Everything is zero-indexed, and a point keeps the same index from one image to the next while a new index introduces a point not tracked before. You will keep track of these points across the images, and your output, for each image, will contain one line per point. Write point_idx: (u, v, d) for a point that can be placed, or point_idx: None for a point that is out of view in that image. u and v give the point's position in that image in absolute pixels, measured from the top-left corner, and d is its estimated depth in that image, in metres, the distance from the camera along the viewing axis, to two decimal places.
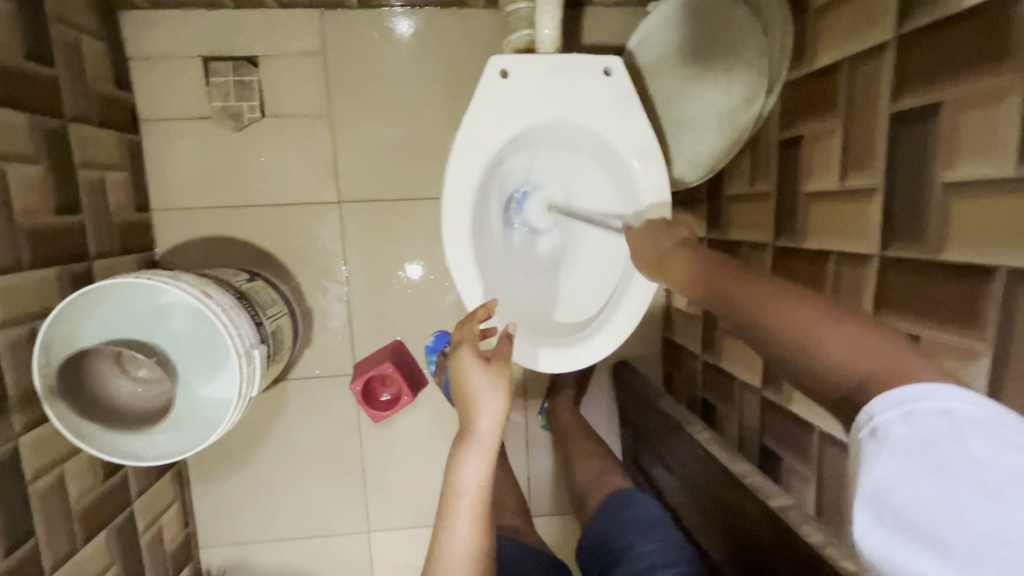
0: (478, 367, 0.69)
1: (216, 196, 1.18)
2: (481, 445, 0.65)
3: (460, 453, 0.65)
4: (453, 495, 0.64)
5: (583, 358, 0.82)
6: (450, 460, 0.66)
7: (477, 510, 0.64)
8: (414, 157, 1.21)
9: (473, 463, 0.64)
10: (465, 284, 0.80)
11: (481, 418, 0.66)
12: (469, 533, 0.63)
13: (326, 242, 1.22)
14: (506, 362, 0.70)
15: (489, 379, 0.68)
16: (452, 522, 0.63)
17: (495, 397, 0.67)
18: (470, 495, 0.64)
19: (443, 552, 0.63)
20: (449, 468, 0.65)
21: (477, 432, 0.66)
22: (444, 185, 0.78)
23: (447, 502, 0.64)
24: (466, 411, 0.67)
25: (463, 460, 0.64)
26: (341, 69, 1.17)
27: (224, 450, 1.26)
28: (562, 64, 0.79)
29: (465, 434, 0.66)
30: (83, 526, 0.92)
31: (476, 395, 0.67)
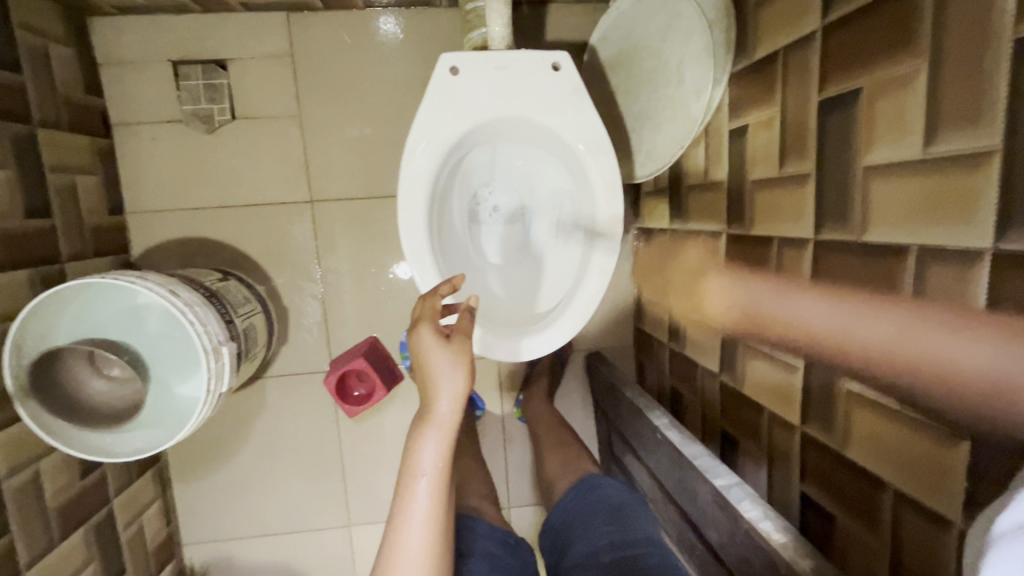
0: (437, 344, 0.71)
1: (189, 198, 1.20)
2: (440, 425, 0.67)
3: (419, 434, 0.67)
4: (412, 474, 0.66)
5: (542, 346, 0.84)
6: (409, 442, 0.68)
7: (435, 488, 0.66)
8: (386, 157, 1.23)
9: (431, 443, 0.67)
10: (423, 276, 0.82)
11: (440, 395, 0.68)
12: (427, 511, 0.65)
13: (300, 241, 1.23)
14: (465, 337, 0.71)
15: (449, 357, 0.70)
16: (411, 499, 0.65)
17: (454, 374, 0.69)
18: (429, 474, 0.66)
19: (402, 530, 0.64)
20: (409, 449, 0.67)
21: (437, 412, 0.68)
22: (399, 178, 0.81)
23: (408, 481, 0.66)
24: (425, 392, 0.69)
25: (423, 440, 0.67)
26: (310, 71, 1.19)
27: (204, 448, 1.28)
28: (511, 60, 0.81)
29: (424, 416, 0.68)
30: (59, 523, 0.94)
31: (435, 375, 0.69)
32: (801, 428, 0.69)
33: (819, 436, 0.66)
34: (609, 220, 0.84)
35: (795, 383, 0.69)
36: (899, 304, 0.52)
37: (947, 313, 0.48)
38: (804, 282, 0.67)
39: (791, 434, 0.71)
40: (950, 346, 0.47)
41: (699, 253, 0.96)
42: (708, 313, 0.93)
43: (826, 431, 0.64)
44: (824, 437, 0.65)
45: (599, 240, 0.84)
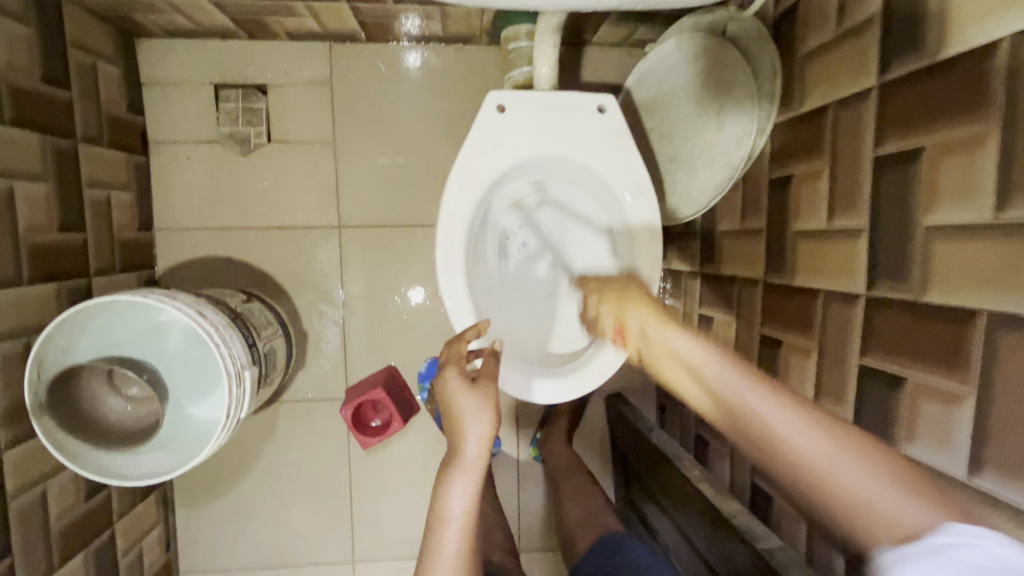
0: (464, 387, 0.71)
1: (218, 218, 1.20)
2: (468, 468, 0.66)
3: (447, 478, 0.65)
4: (438, 523, 0.64)
5: (573, 389, 0.82)
6: (437, 486, 0.66)
7: (464, 534, 0.64)
8: (416, 188, 1.24)
9: (460, 488, 0.65)
10: (456, 311, 0.81)
11: (468, 436, 0.67)
12: (456, 559, 0.63)
13: (324, 266, 1.23)
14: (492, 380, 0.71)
15: (476, 399, 0.69)
16: (440, 547, 0.63)
17: (480, 416, 0.68)
18: (457, 520, 0.64)
19: None
20: (437, 495, 0.66)
21: (464, 455, 0.66)
22: (439, 211, 0.80)
23: (433, 529, 0.64)
24: (453, 435, 0.68)
25: (450, 485, 0.65)
26: (348, 100, 1.21)
27: (211, 471, 1.24)
28: (557, 101, 0.81)
29: (451, 459, 0.67)
30: (61, 547, 0.91)
31: (463, 417, 0.68)
32: None
33: None
34: (647, 263, 0.83)
35: None
36: (968, 368, 0.50)
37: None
38: (855, 339, 0.65)
39: None
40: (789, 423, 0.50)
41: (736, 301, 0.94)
42: None
43: None
44: None
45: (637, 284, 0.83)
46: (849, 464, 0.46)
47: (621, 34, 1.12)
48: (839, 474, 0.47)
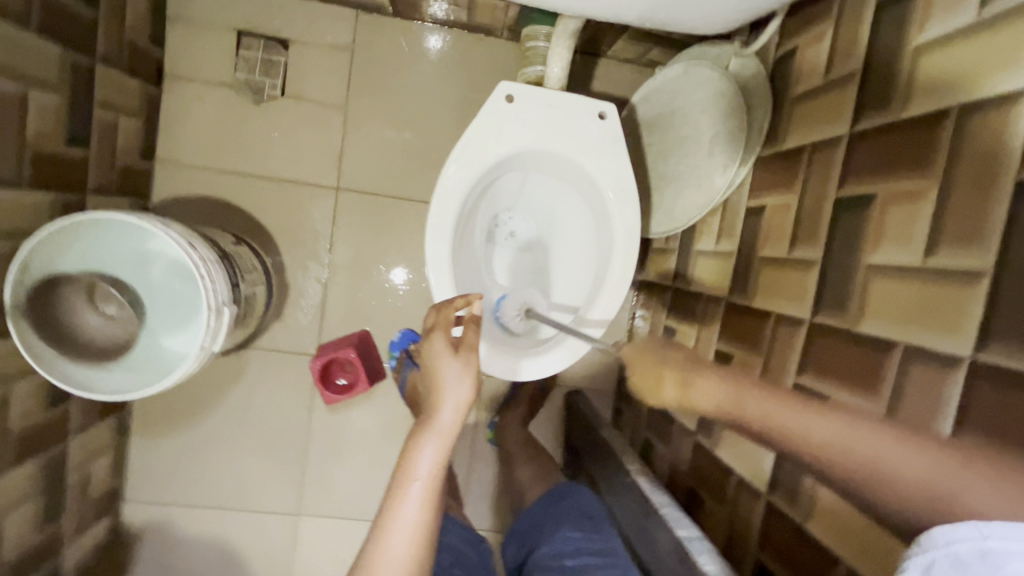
0: (446, 352, 0.75)
1: (221, 160, 1.23)
2: (439, 433, 0.71)
3: (419, 439, 0.71)
4: (406, 478, 0.69)
5: (535, 369, 0.88)
6: (409, 443, 0.71)
7: (426, 495, 0.68)
8: (418, 165, 1.28)
9: (430, 449, 0.70)
10: (437, 281, 0.85)
11: (445, 401, 0.72)
12: (415, 516, 0.67)
13: (316, 224, 1.26)
14: (471, 348, 0.75)
15: (457, 366, 0.74)
16: (402, 500, 0.68)
17: (460, 385, 0.72)
18: (423, 479, 0.69)
19: (388, 530, 0.66)
20: (407, 451, 0.71)
21: (438, 420, 0.71)
22: (435, 186, 0.85)
23: (397, 485, 0.69)
24: (432, 398, 0.73)
25: (421, 446, 0.70)
26: (366, 68, 1.24)
27: (173, 405, 1.26)
28: (561, 100, 0.86)
29: (426, 423, 0.72)
30: (14, 450, 0.92)
31: (443, 384, 0.72)
32: (767, 496, 0.72)
33: (782, 506, 0.69)
34: (621, 265, 0.89)
35: (768, 451, 0.73)
36: (882, 392, 0.57)
37: (928, 409, 0.52)
38: (795, 360, 0.71)
39: (756, 500, 0.74)
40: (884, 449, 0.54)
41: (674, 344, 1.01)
42: None
43: (791, 503, 0.67)
44: (787, 507, 0.68)
45: (608, 281, 0.89)
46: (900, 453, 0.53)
47: (634, 52, 1.18)
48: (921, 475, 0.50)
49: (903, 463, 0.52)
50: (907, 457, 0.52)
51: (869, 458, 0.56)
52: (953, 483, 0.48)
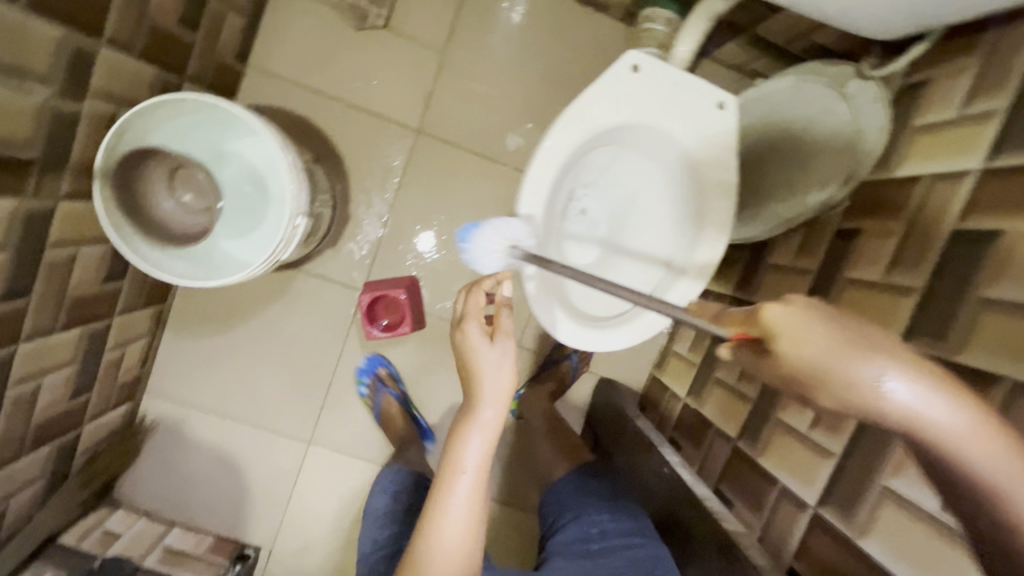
0: (484, 345, 0.74)
1: (310, 78, 1.22)
2: (484, 426, 0.71)
3: (463, 432, 0.71)
4: (452, 472, 0.70)
5: (599, 343, 0.85)
6: (453, 437, 0.71)
7: (474, 485, 0.70)
8: (498, 126, 1.26)
9: (475, 441, 0.70)
10: (522, 233, 0.83)
11: (485, 392, 0.72)
12: (464, 508, 0.69)
13: (389, 161, 1.24)
14: (507, 336, 0.74)
15: (497, 356, 0.73)
16: (450, 493, 0.69)
17: (503, 378, 0.72)
18: (470, 472, 0.70)
19: (439, 524, 0.68)
20: (452, 445, 0.71)
21: (481, 414, 0.71)
22: (543, 139, 0.82)
23: (444, 481, 0.70)
24: (471, 392, 0.73)
25: (465, 439, 0.70)
26: (469, 19, 1.22)
27: (211, 309, 1.26)
28: (685, 82, 0.84)
29: (467, 417, 0.72)
30: (68, 314, 0.92)
31: (485, 378, 0.72)
32: (815, 508, 0.73)
33: (834, 521, 0.70)
34: (703, 259, 0.88)
35: (823, 466, 0.74)
36: None
37: None
38: None
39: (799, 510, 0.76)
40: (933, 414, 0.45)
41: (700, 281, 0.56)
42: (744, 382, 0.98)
43: (844, 518, 0.69)
44: (839, 523, 0.70)
45: (689, 272, 0.88)
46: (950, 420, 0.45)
47: (743, 57, 1.17)
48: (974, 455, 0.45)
49: (949, 433, 0.45)
50: (1000, 456, 0.45)
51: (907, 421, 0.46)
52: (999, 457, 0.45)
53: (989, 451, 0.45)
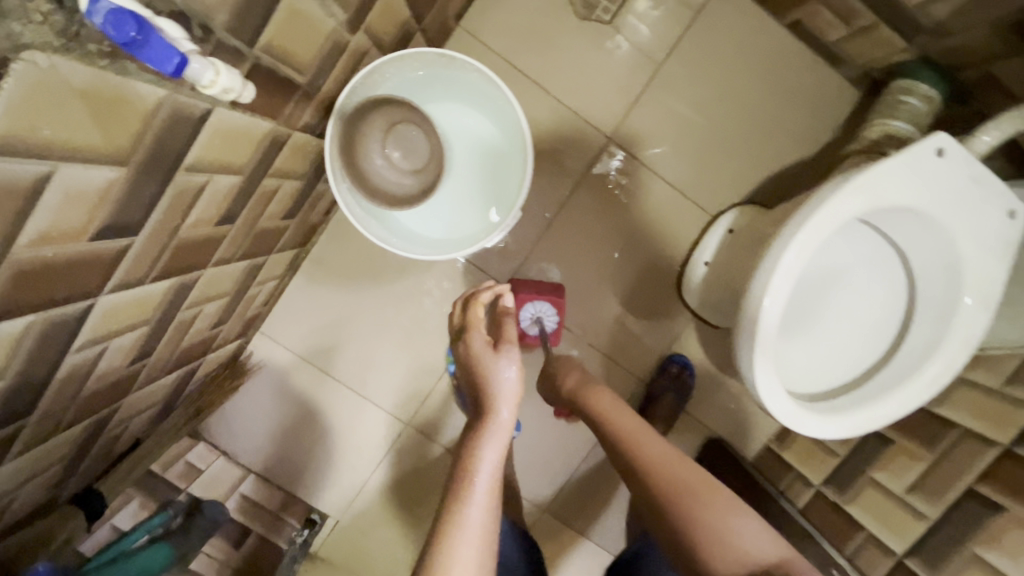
0: (488, 353, 0.79)
1: (519, 56, 1.15)
2: (499, 430, 0.70)
3: (481, 437, 0.69)
4: (466, 480, 0.66)
5: (807, 428, 0.80)
6: (466, 446, 0.69)
7: (490, 490, 0.66)
8: (690, 156, 1.19)
9: (494, 446, 0.69)
10: (772, 294, 0.76)
11: (499, 394, 0.74)
12: (482, 517, 0.64)
13: (571, 162, 1.18)
14: (512, 345, 0.79)
15: (505, 361, 0.77)
16: (468, 504, 0.64)
17: (514, 384, 0.75)
18: (485, 479, 0.66)
19: (456, 539, 0.61)
20: (466, 452, 0.68)
21: (498, 418, 0.71)
22: (824, 201, 0.75)
23: (459, 489, 0.65)
24: (485, 402, 0.74)
25: (484, 443, 0.68)
26: (696, 39, 1.15)
27: (349, 265, 1.20)
28: (984, 181, 0.77)
29: (483, 424, 0.71)
30: (249, 244, 0.86)
31: (497, 385, 0.74)
32: None
33: None
34: (937, 372, 0.80)
35: None
36: None
37: None
38: None
39: None
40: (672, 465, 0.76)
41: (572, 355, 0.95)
42: (916, 497, 0.93)
43: None
44: None
45: (918, 381, 0.81)
46: (684, 473, 0.76)
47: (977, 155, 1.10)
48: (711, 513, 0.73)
49: (661, 457, 0.77)
50: (716, 517, 0.73)
51: (680, 498, 0.74)
52: (704, 507, 0.74)
53: (706, 507, 0.74)
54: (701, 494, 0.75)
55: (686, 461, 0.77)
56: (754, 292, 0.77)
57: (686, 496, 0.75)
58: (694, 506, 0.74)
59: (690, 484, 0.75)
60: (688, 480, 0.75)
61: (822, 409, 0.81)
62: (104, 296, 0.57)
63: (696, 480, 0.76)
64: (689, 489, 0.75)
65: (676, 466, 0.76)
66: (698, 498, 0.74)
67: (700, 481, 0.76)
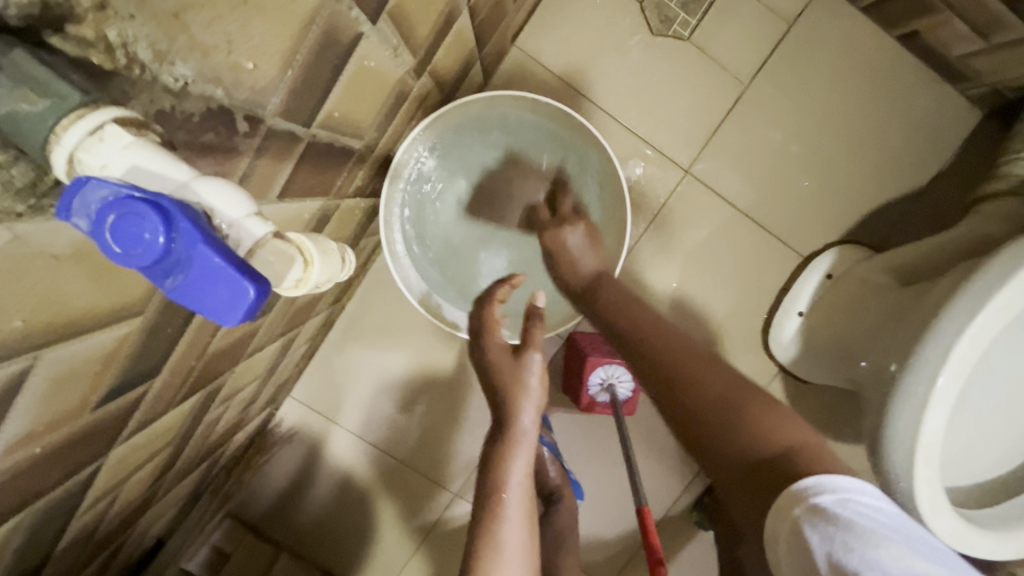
0: (509, 357, 0.71)
1: (584, 82, 1.00)
2: (524, 440, 0.65)
3: (504, 449, 0.64)
4: (496, 496, 0.61)
5: (979, 549, 0.64)
6: (491, 458, 0.64)
7: (524, 504, 0.61)
8: (781, 188, 1.03)
9: (520, 456, 0.63)
10: (943, 390, 0.60)
11: (517, 398, 0.67)
12: (519, 531, 0.59)
13: (643, 198, 1.03)
14: (534, 345, 0.70)
15: (527, 362, 0.69)
16: (501, 521, 0.59)
17: (537, 389, 0.68)
18: (517, 494, 0.61)
19: (494, 555, 0.57)
20: (492, 465, 0.63)
21: (519, 427, 0.65)
22: (1008, 274, 0.60)
23: (492, 504, 0.60)
24: (503, 406, 0.67)
25: (509, 454, 0.63)
26: (786, 56, 1.00)
27: (391, 320, 1.07)
28: None
29: (503, 432, 0.66)
30: (285, 324, 0.72)
31: (517, 392, 0.67)
32: None
33: None
34: None
35: None
36: None
37: None
38: None
39: None
40: (688, 360, 0.62)
41: (608, 283, 0.77)
42: None
43: None
44: None
45: None
46: (707, 373, 0.60)
47: None
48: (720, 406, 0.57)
49: (703, 375, 0.60)
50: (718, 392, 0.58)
51: (687, 393, 0.60)
52: (732, 404, 0.57)
53: (708, 382, 0.60)
54: (723, 392, 0.58)
55: (693, 357, 0.63)
56: (916, 384, 0.62)
57: (694, 382, 0.60)
58: (681, 369, 0.61)
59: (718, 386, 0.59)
60: (710, 379, 0.60)
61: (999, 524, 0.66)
62: (114, 451, 0.43)
63: (701, 365, 0.61)
64: (711, 386, 0.59)
65: (702, 369, 0.61)
66: (703, 382, 0.60)
67: (710, 374, 0.60)
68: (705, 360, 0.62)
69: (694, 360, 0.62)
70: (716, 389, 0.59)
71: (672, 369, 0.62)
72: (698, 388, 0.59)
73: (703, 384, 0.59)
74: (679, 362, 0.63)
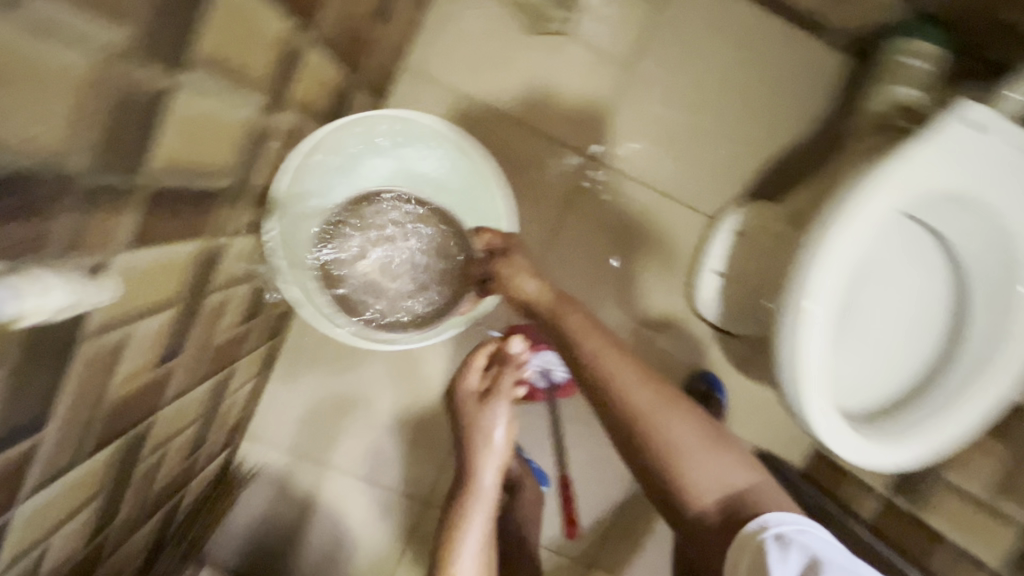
0: None
1: (473, 88, 1.04)
2: None
3: None
4: None
5: (876, 461, 0.70)
6: None
7: None
8: (678, 158, 1.08)
9: None
10: (813, 320, 0.66)
11: None
12: None
13: (551, 188, 1.07)
14: None
15: None
16: None
17: None
18: None
19: None
20: None
21: None
22: (852, 205, 0.66)
23: None
24: None
25: None
26: (659, 34, 1.05)
27: (331, 345, 1.09)
28: None
29: None
30: (207, 365, 0.75)
31: None
32: None
33: None
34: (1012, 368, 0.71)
35: None
36: None
37: None
38: None
39: None
40: (661, 407, 0.68)
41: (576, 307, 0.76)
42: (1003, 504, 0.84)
43: None
44: None
45: (987, 382, 0.72)
46: (682, 424, 0.67)
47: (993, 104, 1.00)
48: (694, 459, 0.66)
49: (671, 423, 0.67)
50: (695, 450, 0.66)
51: (671, 447, 0.66)
52: (706, 457, 0.66)
53: (684, 435, 0.67)
54: (694, 447, 0.67)
55: (666, 400, 0.69)
56: (792, 317, 0.67)
57: (670, 432, 0.67)
58: (657, 420, 0.67)
59: (689, 438, 0.67)
60: (682, 423, 0.67)
61: (890, 434, 0.72)
62: (19, 509, 0.45)
63: (671, 414, 0.68)
64: (683, 437, 0.67)
65: (676, 420, 0.68)
66: (676, 432, 0.67)
67: (690, 426, 0.68)
68: (680, 408, 0.69)
69: (669, 408, 0.68)
70: (691, 442, 0.67)
71: (649, 421, 0.67)
72: (670, 439, 0.67)
73: (676, 435, 0.67)
74: (652, 409, 0.68)
